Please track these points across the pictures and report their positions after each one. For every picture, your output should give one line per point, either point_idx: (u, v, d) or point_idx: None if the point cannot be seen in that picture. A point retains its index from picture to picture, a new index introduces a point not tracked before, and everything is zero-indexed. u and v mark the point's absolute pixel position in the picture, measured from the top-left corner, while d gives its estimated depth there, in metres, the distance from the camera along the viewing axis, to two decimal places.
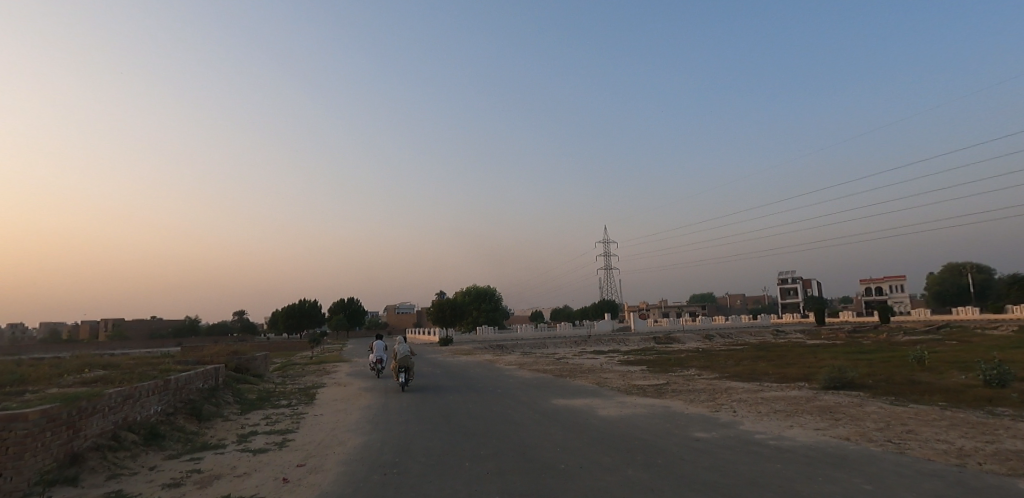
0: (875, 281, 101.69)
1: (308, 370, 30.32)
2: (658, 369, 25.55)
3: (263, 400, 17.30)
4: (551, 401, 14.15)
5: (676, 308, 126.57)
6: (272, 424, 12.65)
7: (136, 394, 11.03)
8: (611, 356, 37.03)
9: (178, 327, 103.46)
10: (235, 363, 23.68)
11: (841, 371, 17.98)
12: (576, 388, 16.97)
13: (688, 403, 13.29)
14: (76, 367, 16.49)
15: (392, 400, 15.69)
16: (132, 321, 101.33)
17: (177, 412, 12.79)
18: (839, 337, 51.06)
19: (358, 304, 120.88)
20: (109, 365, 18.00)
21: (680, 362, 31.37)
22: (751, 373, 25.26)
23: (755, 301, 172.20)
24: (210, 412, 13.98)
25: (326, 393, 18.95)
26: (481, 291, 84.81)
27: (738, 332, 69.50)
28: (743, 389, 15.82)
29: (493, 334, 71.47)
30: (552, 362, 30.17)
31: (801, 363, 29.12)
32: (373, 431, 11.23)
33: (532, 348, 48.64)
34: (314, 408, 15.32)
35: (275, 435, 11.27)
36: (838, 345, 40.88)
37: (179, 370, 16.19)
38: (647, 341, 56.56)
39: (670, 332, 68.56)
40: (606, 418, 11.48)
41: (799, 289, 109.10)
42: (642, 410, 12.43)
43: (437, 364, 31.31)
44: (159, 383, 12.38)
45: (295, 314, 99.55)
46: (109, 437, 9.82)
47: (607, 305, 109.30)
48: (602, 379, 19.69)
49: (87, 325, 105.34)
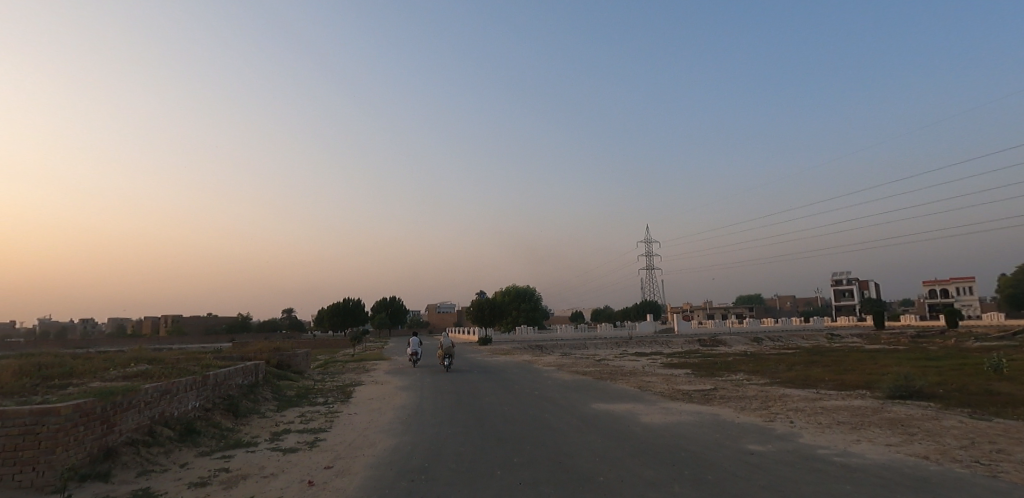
0: (939, 283, 96.13)
1: (348, 367, 30.51)
2: (704, 374, 24.51)
3: (302, 397, 17.26)
4: (592, 405, 13.53)
5: (722, 309, 123.05)
6: (306, 423, 12.48)
7: (173, 388, 11.01)
8: (654, 358, 35.95)
9: (231, 323, 107.16)
10: (276, 359, 23.99)
11: (908, 380, 16.68)
12: (619, 391, 16.26)
13: (740, 411, 12.42)
14: (122, 361, 16.80)
15: (427, 400, 15.38)
16: (188, 317, 105.48)
17: (215, 407, 12.78)
18: (901, 342, 48.23)
19: (400, 303, 122.31)
20: (155, 359, 18.35)
21: (728, 366, 30.11)
22: (805, 378, 23.93)
23: (807, 302, 165.85)
24: (248, 408, 13.97)
25: (363, 391, 18.83)
26: (522, 291, 84.57)
27: (789, 335, 66.81)
28: (799, 397, 14.83)
29: (533, 334, 70.90)
30: (593, 364, 29.42)
31: (860, 369, 27.47)
32: (406, 433, 10.86)
33: (573, 349, 47.88)
34: (349, 406, 15.15)
35: (307, 435, 11.05)
36: (900, 351, 38.60)
37: (219, 366, 16.28)
38: (692, 344, 54.89)
39: (717, 334, 66.51)
40: (650, 426, 10.80)
41: (855, 291, 104.18)
42: (689, 417, 11.68)
43: (477, 364, 31.04)
44: (198, 378, 12.37)
45: (341, 312, 101.44)
46: (145, 432, 9.77)
47: (649, 305, 107.20)
48: (645, 382, 18.90)
49: (147, 320, 110.18)
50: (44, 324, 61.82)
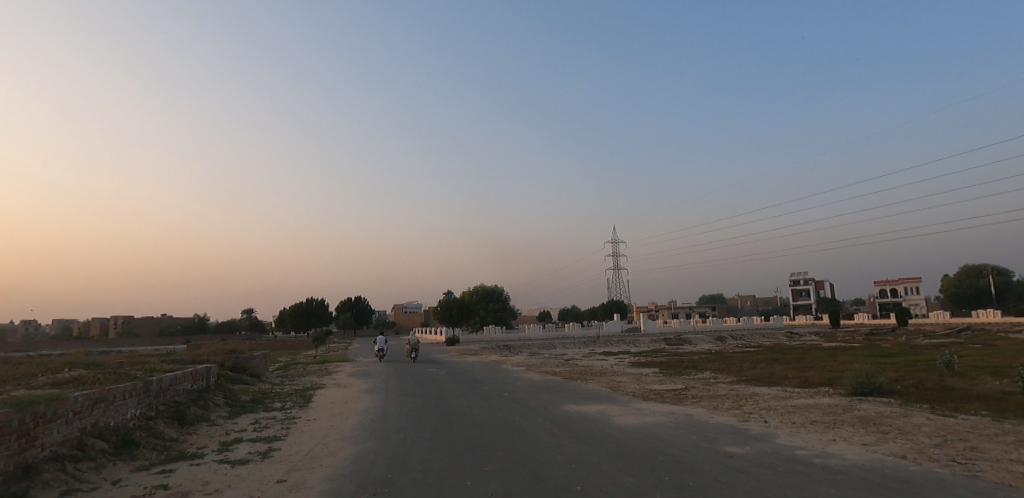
0: (890, 283, 99.63)
1: (310, 369, 29.50)
2: (672, 373, 24.47)
3: (257, 402, 16.34)
4: (563, 407, 13.09)
5: (685, 309, 124.96)
6: (260, 431, 11.64)
7: (109, 397, 10.10)
8: (620, 358, 35.87)
9: (187, 324, 103.41)
10: (231, 362, 22.87)
11: (871, 377, 16.81)
12: (588, 392, 15.86)
13: (713, 411, 12.15)
14: (59, 366, 15.59)
15: (390, 404, 14.66)
16: (141, 318, 101.34)
17: (158, 416, 11.84)
18: (857, 341, 49.48)
19: (364, 303, 120.18)
20: (97, 363, 17.14)
21: (694, 365, 30.19)
22: (770, 376, 24.08)
23: (766, 302, 170.00)
24: (196, 415, 13.03)
25: (324, 395, 17.97)
26: (488, 291, 83.97)
27: (749, 333, 68.16)
28: (769, 395, 14.70)
29: (500, 334, 70.37)
30: (561, 364, 29.07)
31: (821, 367, 27.89)
32: (367, 440, 10.18)
33: (540, 349, 47.60)
34: (308, 412, 14.31)
35: (260, 444, 10.26)
36: (856, 349, 39.53)
37: (166, 370, 15.26)
38: (657, 343, 55.32)
39: (681, 333, 67.25)
40: (624, 428, 10.39)
41: (812, 290, 107.08)
42: (663, 418, 11.34)
43: (442, 364, 30.33)
44: (138, 384, 11.42)
45: (303, 312, 98.92)
46: (73, 445, 8.88)
47: (615, 305, 108.00)
48: (615, 382, 18.60)
49: (97, 322, 105.38)
50: None
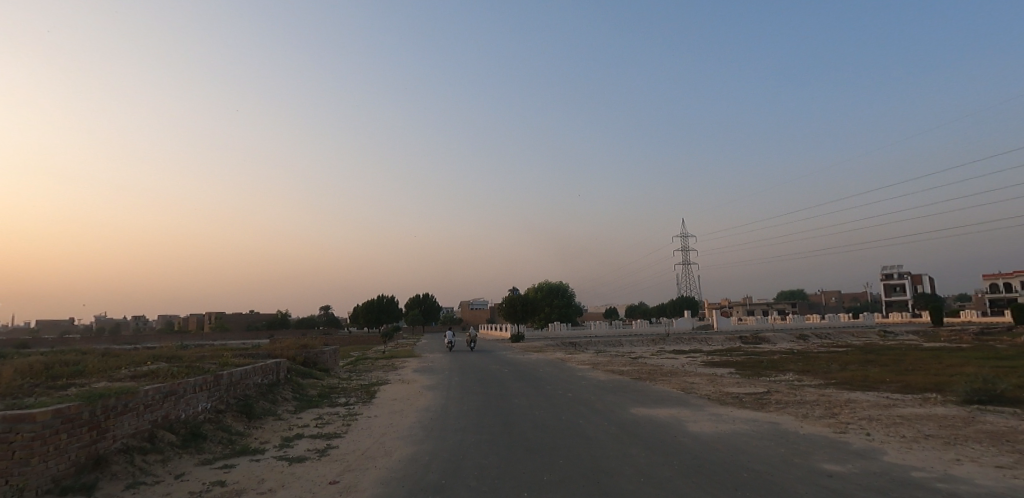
0: (1001, 277, 90.55)
1: (377, 365, 29.86)
2: (751, 373, 22.95)
3: (324, 397, 16.47)
4: (633, 410, 12.24)
5: (764, 305, 119.07)
6: (322, 427, 11.55)
7: (180, 390, 10.24)
8: (694, 357, 34.29)
9: (271, 320, 109.05)
10: (302, 356, 23.44)
11: (990, 384, 14.90)
12: (661, 394, 14.94)
13: (803, 419, 10.99)
14: (142, 359, 16.33)
15: (452, 402, 14.34)
16: (230, 314, 107.93)
17: (227, 409, 11.99)
18: (963, 340, 45.13)
19: (432, 300, 122.32)
20: (177, 356, 17.86)
21: (776, 366, 28.31)
22: (863, 380, 22.12)
23: (854, 298, 159.36)
24: (263, 409, 13.14)
25: (388, 391, 17.95)
26: (553, 287, 83.53)
27: (836, 332, 63.83)
28: (868, 403, 13.23)
29: (566, 331, 69.56)
30: (629, 363, 28.01)
31: (924, 369, 25.38)
32: (425, 441, 9.78)
33: (608, 347, 46.46)
34: (370, 408, 14.19)
35: (320, 441, 10.10)
36: (964, 350, 35.86)
37: (238, 364, 15.62)
38: (733, 341, 52.83)
39: (760, 331, 64.01)
40: (700, 437, 9.46)
41: (908, 285, 99.15)
42: (745, 426, 10.30)
43: (508, 362, 29.99)
44: (209, 378, 11.59)
45: (374, 309, 101.77)
46: (144, 438, 9.00)
47: (687, 301, 104.57)
48: (688, 383, 17.49)
49: (192, 318, 112.93)
50: (97, 322, 63.85)
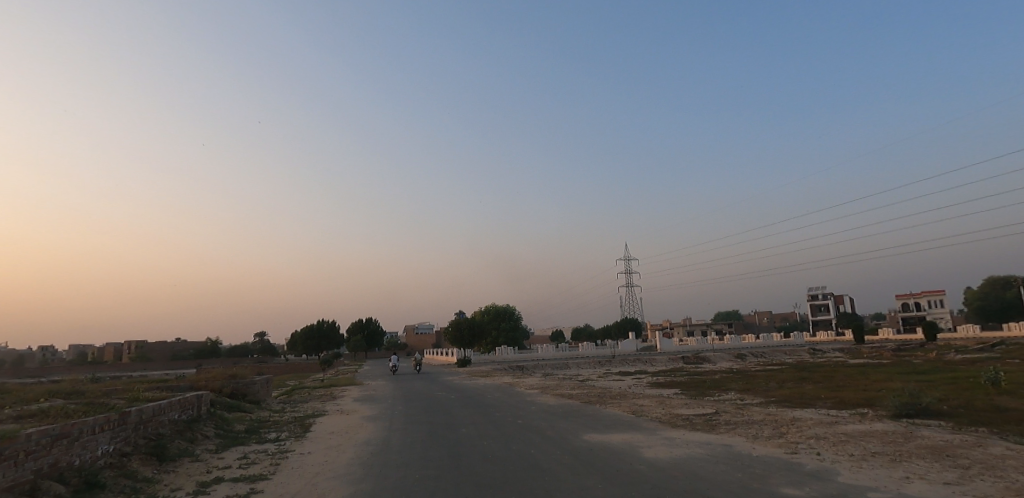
0: (912, 296, 96.95)
1: (315, 394, 28.33)
2: (696, 394, 23.02)
3: (251, 432, 15.14)
4: (583, 436, 11.77)
5: (701, 326, 122.29)
6: (245, 468, 10.45)
7: (74, 432, 9.00)
8: (639, 378, 34.42)
9: (200, 348, 102.74)
10: (230, 388, 21.77)
11: (921, 398, 15.38)
12: (611, 418, 14.58)
13: (754, 440, 10.83)
14: (39, 395, 14.55)
15: (393, 434, 13.45)
16: (155, 343, 100.98)
17: (134, 452, 10.68)
18: (885, 356, 47.55)
19: (375, 325, 119.01)
20: (81, 391, 16.09)
21: (718, 385, 28.66)
22: (801, 397, 22.58)
23: (784, 318, 166.83)
24: (179, 449, 11.86)
25: (324, 423, 16.80)
26: (500, 310, 82.99)
27: (770, 351, 66.08)
28: (814, 421, 13.29)
29: (512, 354, 68.84)
30: (576, 386, 27.66)
31: (855, 385, 26.29)
32: (362, 481, 8.90)
33: (554, 370, 46.09)
34: (302, 444, 13.10)
35: (241, 485, 9.05)
36: (888, 365, 37.59)
37: (152, 399, 14.17)
38: (675, 361, 53.67)
39: (699, 351, 65.54)
40: (656, 464, 9.05)
41: (832, 305, 104.52)
42: (699, 450, 9.98)
43: (453, 387, 29.10)
44: (113, 417, 10.31)
45: (314, 335, 97.78)
46: (23, 491, 7.75)
47: (629, 323, 106.31)
48: (637, 406, 17.20)
49: (111, 348, 104.89)
50: (1, 354, 58.07)
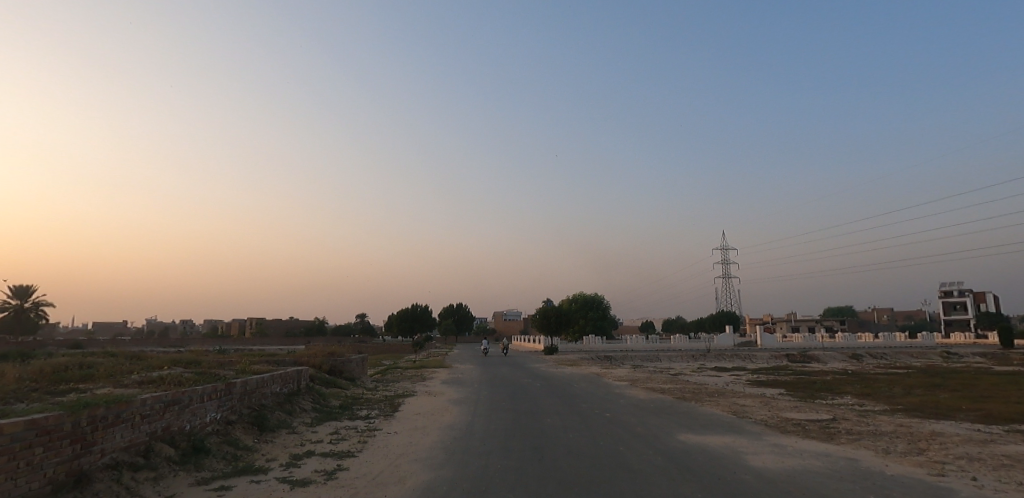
0: None
1: (407, 375, 29.07)
2: (804, 396, 21.16)
3: (345, 409, 15.54)
4: (682, 436, 10.93)
5: (809, 322, 114.18)
6: (336, 444, 10.56)
7: (184, 399, 9.40)
8: (739, 375, 32.38)
9: (309, 326, 110.22)
10: (329, 364, 22.71)
11: None
12: (710, 417, 13.55)
13: (884, 458, 9.54)
14: (160, 363, 15.72)
15: (479, 420, 13.27)
16: (271, 320, 109.62)
17: (238, 421, 11.11)
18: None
19: (466, 310, 121.78)
20: (197, 361, 17.27)
21: (830, 387, 26.27)
22: (931, 406, 20.12)
23: (908, 316, 152.08)
24: (279, 421, 12.28)
25: (413, 404, 16.99)
26: (589, 299, 82.00)
27: (890, 352, 60.21)
28: (955, 440, 11.60)
29: (601, 344, 67.70)
30: (669, 380, 26.36)
31: (999, 396, 23.07)
32: (444, 467, 8.65)
33: (646, 362, 44.66)
34: (391, 423, 13.23)
35: (331, 461, 9.09)
36: None
37: (257, 372, 14.87)
38: (779, 359, 50.30)
39: (807, 349, 61.02)
40: (765, 474, 8.10)
41: (968, 304, 93.64)
42: (816, 463, 8.88)
43: (541, 375, 28.87)
44: (220, 387, 10.77)
45: (410, 317, 101.62)
46: (138, 452, 8.14)
47: (726, 316, 101.51)
48: (739, 406, 15.95)
49: (235, 323, 115.38)
50: (147, 324, 65.41)
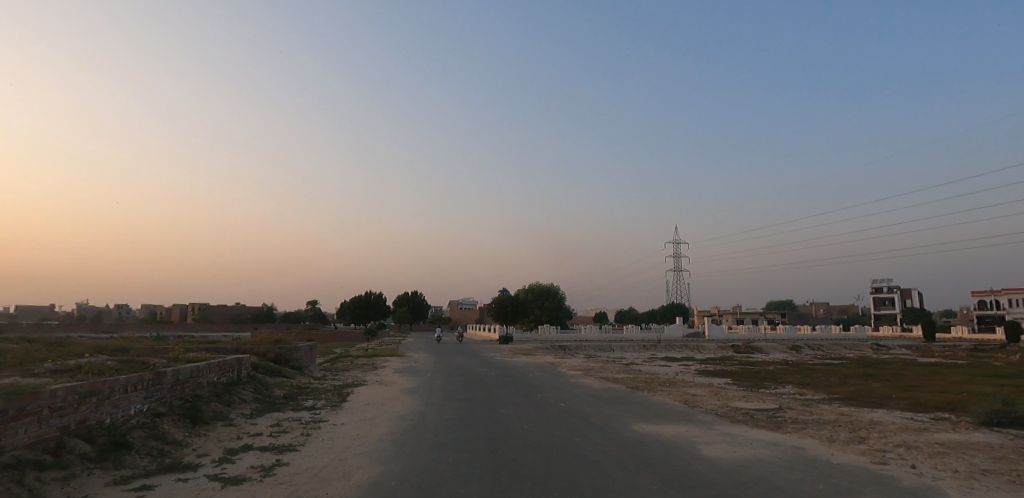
0: (990, 294, 90.52)
1: (357, 364, 28.33)
2: (751, 386, 21.66)
3: (289, 399, 14.85)
4: (636, 426, 10.84)
5: (754, 314, 118.28)
6: (275, 437, 9.96)
7: (103, 390, 8.63)
8: (688, 365, 33.06)
9: (257, 313, 106.92)
10: (273, 353, 21.80)
11: (1011, 407, 13.73)
12: (662, 407, 13.57)
13: (830, 446, 9.68)
14: (85, 350, 14.59)
15: (430, 410, 12.87)
16: (216, 306, 105.72)
17: (168, 413, 10.34)
18: (959, 356, 44.33)
19: (420, 298, 120.59)
20: (127, 348, 16.18)
21: (774, 377, 27.01)
22: (868, 395, 20.91)
23: (843, 310, 159.71)
24: (215, 412, 11.54)
25: (362, 393, 16.42)
26: (544, 289, 82.42)
27: (828, 344, 62.86)
28: (894, 429, 11.96)
29: (555, 334, 68.13)
30: (621, 370, 26.51)
31: (928, 386, 24.23)
32: (392, 460, 8.22)
33: (598, 352, 45.08)
34: (337, 414, 12.66)
35: (268, 456, 8.52)
36: (961, 366, 34.83)
37: (193, 360, 14.00)
38: (725, 350, 51.72)
39: (751, 340, 63.07)
40: (719, 464, 8.04)
41: (897, 299, 98.98)
42: (767, 452, 8.90)
43: (494, 364, 28.63)
44: (146, 377, 9.98)
45: (362, 305, 99.89)
46: (46, 448, 7.38)
47: (676, 308, 104.21)
48: (689, 396, 16.09)
49: (177, 308, 110.74)
50: (80, 308, 61.91)
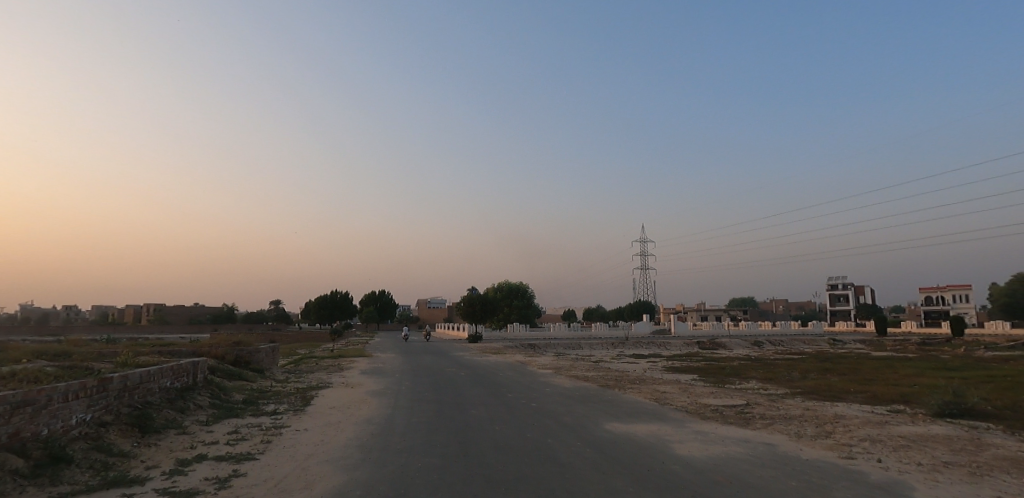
0: (937, 290, 94.46)
1: (322, 365, 27.67)
2: (717, 382, 21.88)
3: (249, 404, 14.27)
4: (607, 425, 10.71)
5: (716, 311, 120.65)
6: (232, 445, 9.47)
7: (39, 400, 8.03)
8: (655, 362, 33.30)
9: (217, 313, 103.88)
10: (233, 355, 21.02)
11: (965, 398, 14.15)
12: (633, 405, 13.51)
13: (799, 442, 9.71)
14: (26, 356, 13.72)
15: (397, 413, 12.51)
16: (173, 307, 102.33)
17: (114, 422, 9.75)
18: (911, 350, 45.97)
19: (387, 298, 119.13)
20: (74, 353, 15.30)
21: (739, 373, 27.40)
22: (829, 389, 21.37)
23: (800, 306, 164.58)
24: (167, 420, 10.95)
25: (326, 396, 15.93)
26: (513, 288, 82.29)
27: (788, 339, 64.49)
28: (858, 423, 12.14)
29: (523, 332, 68.05)
30: (591, 368, 26.51)
31: (885, 379, 24.93)
32: (357, 468, 7.88)
33: (567, 350, 45.15)
34: (300, 419, 12.20)
35: (224, 466, 8.07)
36: (913, 359, 36.09)
37: (144, 364, 13.31)
38: (690, 346, 52.49)
39: (715, 337, 64.23)
40: (692, 463, 7.95)
41: (851, 296, 102.35)
42: (738, 449, 8.87)
43: (463, 364, 28.30)
44: (90, 384, 9.37)
45: (327, 304, 98.07)
46: None
47: (642, 305, 105.58)
48: (659, 393, 16.10)
49: (131, 309, 106.74)
50: (25, 310, 58.94)
